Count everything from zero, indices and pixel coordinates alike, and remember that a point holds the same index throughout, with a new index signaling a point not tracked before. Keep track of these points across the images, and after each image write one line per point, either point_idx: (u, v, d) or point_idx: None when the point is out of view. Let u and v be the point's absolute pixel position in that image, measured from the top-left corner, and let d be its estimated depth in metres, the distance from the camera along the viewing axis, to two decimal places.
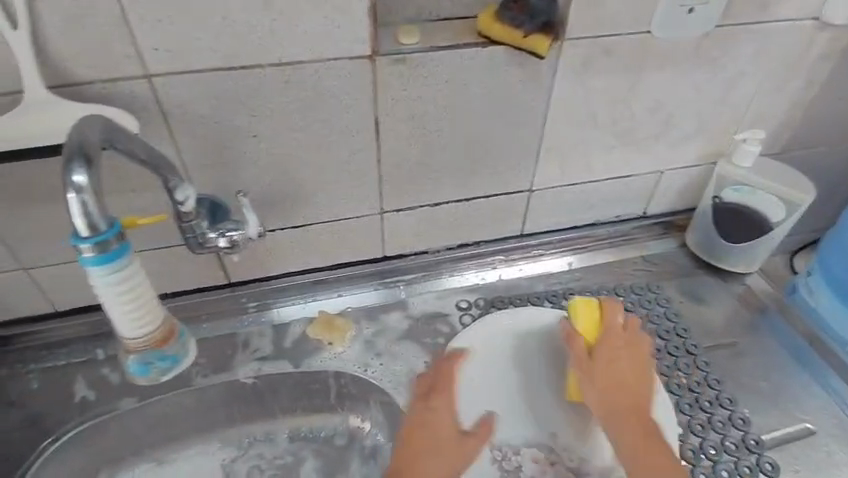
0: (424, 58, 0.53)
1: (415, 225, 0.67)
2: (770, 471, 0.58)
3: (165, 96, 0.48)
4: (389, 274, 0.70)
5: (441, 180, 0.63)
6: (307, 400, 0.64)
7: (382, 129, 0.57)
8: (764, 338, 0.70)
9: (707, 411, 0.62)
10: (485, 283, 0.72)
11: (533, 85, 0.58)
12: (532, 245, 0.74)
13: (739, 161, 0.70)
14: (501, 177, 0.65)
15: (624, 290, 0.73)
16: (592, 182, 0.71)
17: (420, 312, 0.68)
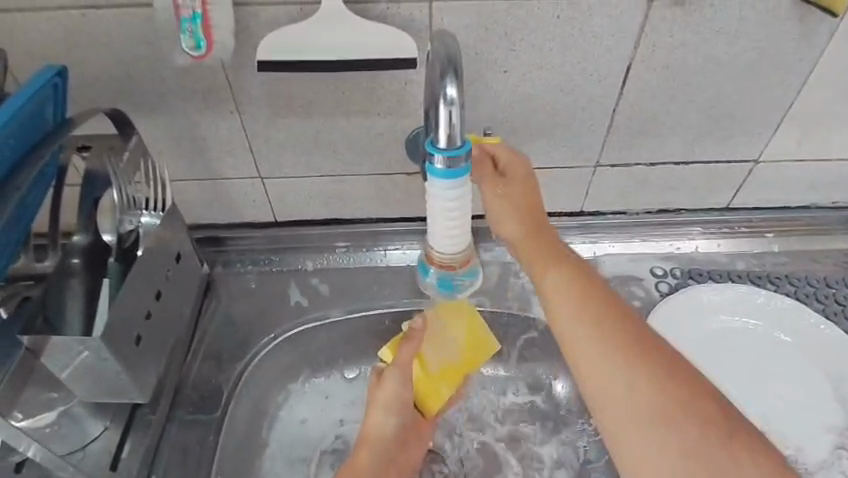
0: (705, 3, 0.49)
1: (623, 183, 0.65)
2: None
3: (439, 23, 0.49)
4: (582, 230, 0.68)
5: (667, 139, 0.60)
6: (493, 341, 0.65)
7: (631, 77, 0.54)
8: None
9: None
10: (680, 253, 0.68)
11: (806, 46, 0.53)
12: (735, 220, 0.70)
13: None
14: (731, 142, 0.61)
15: (837, 282, 0.67)
16: (825, 161, 0.64)
17: (612, 273, 0.67)
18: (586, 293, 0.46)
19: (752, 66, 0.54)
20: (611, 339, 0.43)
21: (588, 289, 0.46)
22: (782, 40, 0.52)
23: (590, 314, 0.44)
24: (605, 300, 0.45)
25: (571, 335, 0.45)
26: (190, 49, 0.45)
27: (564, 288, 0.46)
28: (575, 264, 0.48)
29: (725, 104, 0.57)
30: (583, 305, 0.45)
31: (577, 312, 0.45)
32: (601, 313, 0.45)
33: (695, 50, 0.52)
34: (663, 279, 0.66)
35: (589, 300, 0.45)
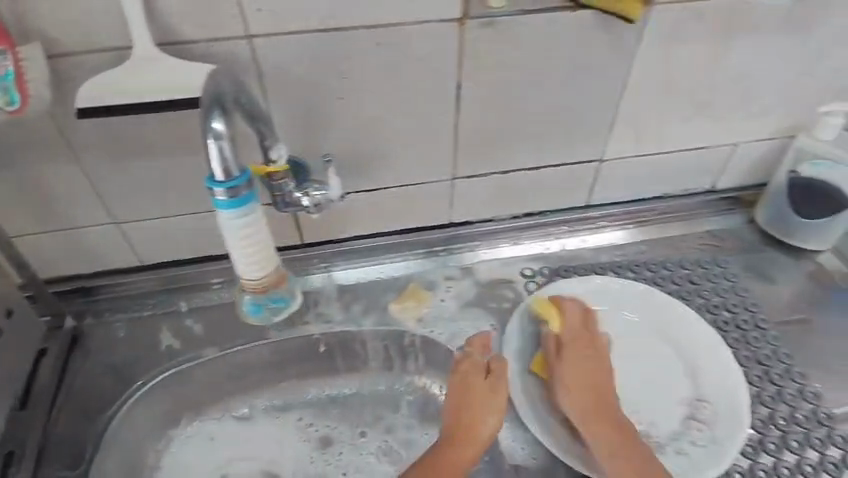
0: (512, 21, 0.52)
1: (484, 192, 0.68)
2: (844, 444, 0.54)
3: (262, 57, 0.50)
4: (454, 241, 0.72)
5: (513, 147, 0.64)
6: (376, 355, 0.67)
7: (462, 94, 0.57)
8: (836, 317, 0.67)
9: (776, 384, 0.58)
10: (549, 252, 0.72)
11: (618, 53, 0.57)
12: (596, 217, 0.75)
13: (821, 136, 0.66)
14: (573, 145, 0.65)
15: (691, 264, 0.71)
16: (665, 154, 0.69)
17: (485, 279, 0.69)
18: (591, 365, 0.56)
19: (572, 75, 0.58)
20: (584, 373, 0.55)
21: (590, 395, 0.54)
22: (594, 49, 0.56)
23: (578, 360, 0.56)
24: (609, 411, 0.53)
25: (597, 397, 0.54)
26: (4, 103, 0.45)
27: (606, 375, 0.56)
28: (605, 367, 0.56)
29: (557, 110, 0.61)
30: (592, 360, 0.56)
31: (579, 405, 0.54)
32: (605, 418, 0.53)
33: (515, 64, 0.56)
34: (531, 278, 0.69)
35: (588, 401, 0.54)
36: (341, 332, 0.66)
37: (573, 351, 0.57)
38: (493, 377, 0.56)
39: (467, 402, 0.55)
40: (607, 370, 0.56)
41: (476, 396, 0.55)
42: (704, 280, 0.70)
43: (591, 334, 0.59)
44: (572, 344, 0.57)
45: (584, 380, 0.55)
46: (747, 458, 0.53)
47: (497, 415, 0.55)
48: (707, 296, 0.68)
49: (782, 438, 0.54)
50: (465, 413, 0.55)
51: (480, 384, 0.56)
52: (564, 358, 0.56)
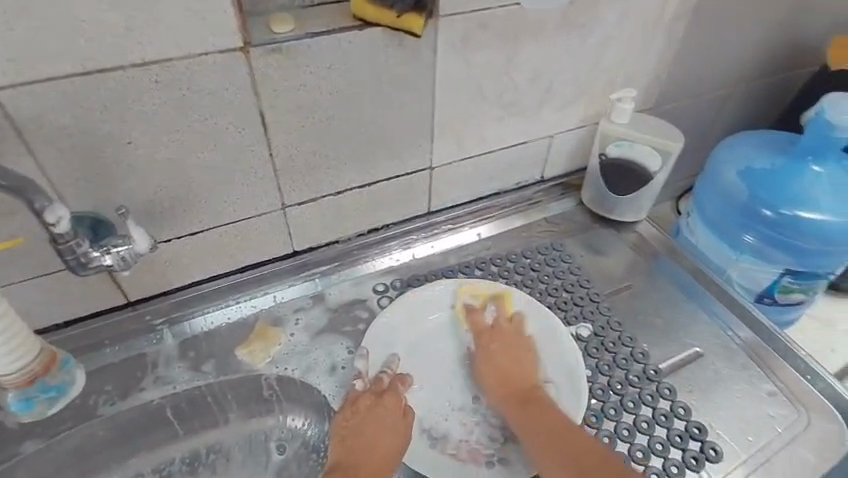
0: (300, 45, 0.52)
1: (320, 216, 0.67)
2: (669, 395, 0.59)
3: (18, 110, 0.44)
4: (302, 269, 0.70)
5: (338, 168, 0.63)
6: (237, 406, 0.62)
7: (268, 122, 0.55)
8: (656, 279, 0.74)
9: (611, 351, 0.63)
10: (400, 264, 0.73)
11: (418, 66, 0.59)
12: (441, 221, 0.77)
13: (617, 119, 0.74)
14: (398, 157, 0.66)
15: (532, 252, 0.75)
16: (488, 153, 0.73)
17: (337, 302, 0.68)
18: (509, 355, 0.60)
19: (377, 90, 0.59)
20: (509, 364, 0.59)
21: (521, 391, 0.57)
22: (392, 64, 0.57)
23: (506, 357, 0.60)
24: (531, 389, 0.57)
25: (515, 384, 0.58)
26: None
27: (531, 363, 0.59)
28: (522, 353, 0.60)
29: (372, 125, 0.61)
30: (506, 353, 0.60)
31: (502, 391, 0.57)
32: (525, 399, 0.56)
33: (316, 87, 0.55)
34: (384, 293, 0.68)
35: (505, 385, 0.58)
36: (189, 390, 0.61)
37: (497, 344, 0.61)
38: (387, 406, 0.56)
39: (362, 428, 0.54)
40: (528, 360, 0.60)
41: (375, 426, 0.54)
42: (544, 265, 0.74)
43: (521, 336, 0.61)
44: (489, 342, 0.61)
45: (501, 372, 0.58)
46: (592, 428, 0.56)
47: (396, 442, 0.53)
48: (548, 280, 0.72)
49: (619, 401, 0.58)
50: (360, 437, 0.54)
51: (374, 409, 0.55)
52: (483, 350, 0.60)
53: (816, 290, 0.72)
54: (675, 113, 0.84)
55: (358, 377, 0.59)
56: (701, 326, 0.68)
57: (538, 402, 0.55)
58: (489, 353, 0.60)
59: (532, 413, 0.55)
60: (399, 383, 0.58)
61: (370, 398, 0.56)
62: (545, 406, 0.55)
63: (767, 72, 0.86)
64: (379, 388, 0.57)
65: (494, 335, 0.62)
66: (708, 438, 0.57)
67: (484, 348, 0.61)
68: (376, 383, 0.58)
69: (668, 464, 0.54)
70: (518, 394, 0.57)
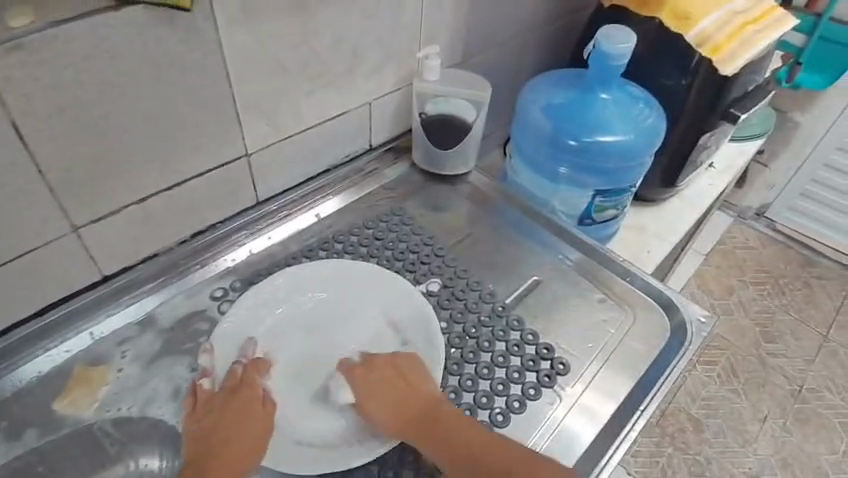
0: (44, 35, 0.44)
1: (126, 230, 0.59)
2: (518, 325, 0.63)
3: None
4: (121, 294, 0.61)
5: (134, 173, 0.56)
6: (77, 464, 0.52)
7: (25, 133, 0.47)
8: (493, 223, 0.78)
9: (461, 299, 0.66)
10: (237, 265, 0.67)
11: (200, 44, 0.53)
12: (274, 209, 0.72)
13: (429, 76, 0.75)
14: (206, 149, 0.60)
15: (374, 222, 0.75)
16: (309, 129, 0.70)
17: (171, 320, 0.61)
18: (391, 387, 0.54)
19: (158, 77, 0.52)
20: (395, 399, 0.53)
21: (427, 418, 0.53)
22: (167, 46, 0.51)
23: (399, 394, 0.54)
24: (424, 409, 0.53)
25: (407, 410, 0.53)
26: None
27: (417, 387, 0.54)
28: (413, 381, 0.55)
29: (163, 118, 0.54)
30: (391, 384, 0.54)
31: (403, 428, 0.52)
32: (429, 423, 0.53)
33: (77, 83, 0.47)
34: (224, 298, 0.63)
35: (396, 415, 0.53)
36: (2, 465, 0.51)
37: (378, 379, 0.55)
38: (242, 398, 0.52)
39: (216, 427, 0.51)
40: (420, 384, 0.55)
41: (227, 420, 0.51)
42: (387, 232, 0.74)
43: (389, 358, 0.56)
44: (363, 384, 0.55)
45: (391, 404, 0.53)
46: (454, 376, 0.58)
47: (252, 433, 0.51)
48: (393, 245, 0.72)
49: (476, 343, 0.61)
50: (213, 436, 0.51)
51: (228, 406, 0.52)
52: (397, 374, 0.55)
53: (624, 204, 0.81)
54: (482, 65, 0.87)
55: (205, 375, 0.55)
56: (537, 257, 0.74)
57: (458, 425, 0.52)
58: (369, 394, 0.54)
59: (452, 443, 0.51)
60: (254, 372, 0.55)
61: (223, 394, 0.53)
62: (464, 426, 0.52)
63: (553, 16, 0.94)
64: (234, 381, 0.54)
65: (371, 366, 0.56)
66: (555, 355, 0.62)
67: (365, 392, 0.54)
68: (230, 376, 0.54)
69: (525, 388, 0.58)
70: (419, 429, 0.52)
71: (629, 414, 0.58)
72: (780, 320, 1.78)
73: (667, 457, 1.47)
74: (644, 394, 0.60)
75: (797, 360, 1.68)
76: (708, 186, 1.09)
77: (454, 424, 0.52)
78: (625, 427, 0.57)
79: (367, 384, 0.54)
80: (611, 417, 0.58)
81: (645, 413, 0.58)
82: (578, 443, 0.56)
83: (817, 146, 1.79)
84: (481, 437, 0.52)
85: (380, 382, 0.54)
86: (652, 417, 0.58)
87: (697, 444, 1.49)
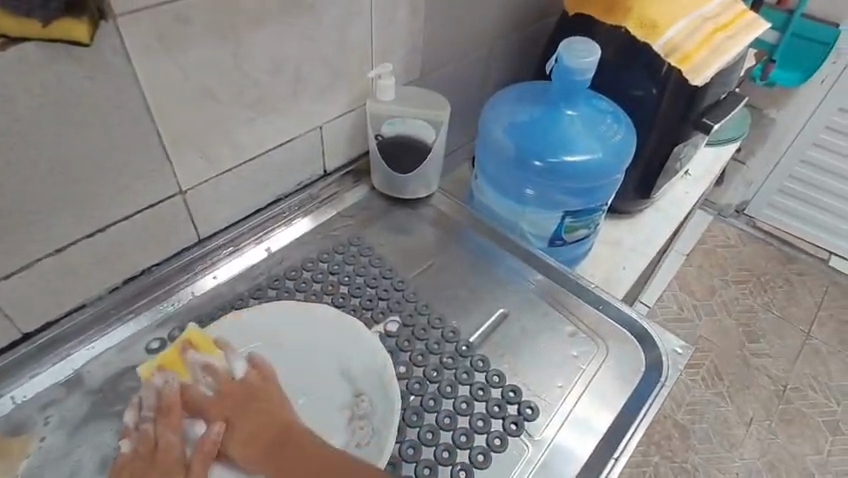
0: None
1: (45, 283, 0.53)
2: (483, 366, 0.59)
3: None
4: (45, 352, 0.56)
5: (47, 223, 0.50)
6: None
7: None
8: (458, 249, 0.74)
9: (422, 339, 0.61)
10: (176, 310, 0.62)
11: (111, 79, 0.47)
12: (219, 246, 0.67)
13: (383, 97, 0.70)
14: (131, 190, 0.54)
15: (330, 254, 0.70)
16: (252, 159, 0.64)
17: (102, 379, 0.56)
18: (263, 408, 0.50)
19: (65, 117, 0.46)
20: (260, 416, 0.49)
21: (278, 440, 0.49)
22: (71, 83, 0.45)
23: (260, 416, 0.49)
24: (279, 430, 0.49)
25: (264, 429, 0.49)
26: None
27: (280, 407, 0.50)
28: (278, 399, 0.51)
29: (75, 161, 0.49)
30: (253, 405, 0.50)
31: (251, 453, 0.48)
32: (280, 448, 0.48)
33: None
34: (161, 351, 0.58)
35: (252, 441, 0.49)
36: None
37: (241, 398, 0.50)
38: (163, 466, 0.46)
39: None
40: (283, 403, 0.51)
41: None
42: (344, 265, 0.69)
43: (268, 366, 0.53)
44: (228, 400, 0.50)
45: (255, 423, 0.49)
46: (413, 428, 0.54)
47: None
48: (349, 280, 0.67)
49: (437, 389, 0.57)
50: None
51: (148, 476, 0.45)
52: (242, 393, 0.50)
53: (595, 223, 0.77)
54: (442, 80, 0.83)
55: (126, 435, 0.48)
56: (504, 286, 0.69)
57: (306, 457, 0.48)
58: (227, 408, 0.49)
59: (303, 472, 0.48)
60: (169, 430, 0.47)
61: (136, 461, 0.46)
62: (315, 455, 0.48)
63: (516, 25, 0.89)
64: (150, 445, 0.47)
65: (246, 387, 0.51)
66: (523, 398, 0.57)
67: (232, 405, 0.49)
68: (145, 438, 0.47)
69: (491, 438, 0.54)
70: (265, 457, 0.48)
71: (603, 462, 0.54)
72: (762, 319, 1.76)
73: (654, 466, 1.44)
74: (618, 438, 0.56)
75: (780, 359, 1.67)
76: (684, 195, 1.06)
77: (309, 454, 0.48)
78: (599, 477, 0.53)
79: (224, 399, 0.50)
80: (584, 464, 0.54)
81: (620, 460, 0.54)
82: (567, 467, 0.53)
83: (793, 142, 1.78)
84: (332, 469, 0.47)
85: (246, 397, 0.50)
86: (627, 464, 0.54)
87: (683, 452, 1.46)
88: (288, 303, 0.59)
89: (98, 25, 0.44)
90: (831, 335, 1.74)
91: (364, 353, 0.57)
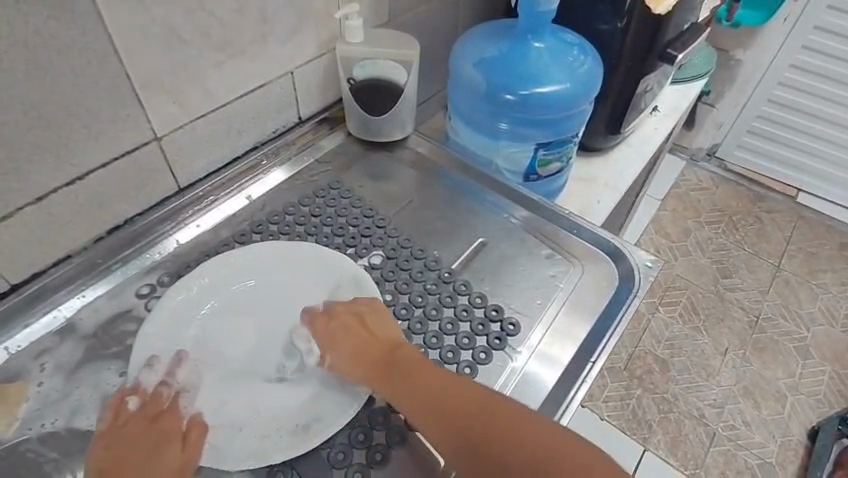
0: None
1: (28, 234, 0.53)
2: (466, 290, 0.62)
3: None
4: (35, 302, 0.56)
5: (23, 171, 0.50)
6: None
7: None
8: (435, 187, 0.75)
9: (405, 269, 0.63)
10: (163, 258, 0.63)
11: (77, 19, 0.47)
12: (200, 195, 0.67)
13: (353, 39, 0.71)
14: (106, 136, 0.55)
15: (310, 198, 0.71)
16: (225, 105, 0.65)
17: (94, 326, 0.57)
18: (351, 331, 0.54)
19: (33, 60, 0.46)
20: (350, 348, 0.53)
21: (411, 370, 0.51)
22: (36, 23, 0.45)
23: (387, 341, 0.54)
24: (387, 355, 0.53)
25: (384, 356, 0.53)
26: None
27: (375, 330, 0.54)
28: (379, 328, 0.54)
29: (46, 106, 0.49)
30: (350, 331, 0.54)
31: (368, 368, 0.52)
32: (387, 367, 0.52)
33: None
34: (151, 295, 0.60)
35: (362, 361, 0.53)
36: None
37: (337, 325, 0.55)
38: (164, 430, 0.47)
39: (138, 451, 0.46)
40: (389, 330, 0.55)
41: (140, 449, 0.46)
42: (325, 208, 0.70)
43: (361, 303, 0.57)
44: (329, 328, 0.55)
45: (351, 346, 0.53)
46: None
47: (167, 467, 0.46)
48: (331, 221, 0.68)
49: (423, 313, 0.59)
50: (128, 465, 0.45)
51: (149, 437, 0.47)
52: (373, 320, 0.55)
53: (568, 156, 0.79)
54: (411, 23, 0.83)
55: (135, 393, 0.50)
56: (483, 219, 0.71)
57: (458, 394, 0.48)
58: (331, 335, 0.54)
59: (430, 396, 0.49)
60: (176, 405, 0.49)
61: (132, 422, 0.48)
62: (455, 385, 0.49)
63: None
64: (156, 410, 0.49)
65: (334, 319, 0.56)
66: (505, 315, 0.60)
67: (357, 323, 0.55)
68: (154, 401, 0.49)
69: (476, 353, 0.57)
70: (381, 371, 0.52)
71: (582, 365, 0.57)
72: (735, 256, 1.83)
73: (637, 398, 1.51)
74: (595, 345, 0.59)
75: (753, 292, 1.74)
76: (654, 130, 1.08)
77: (433, 378, 0.50)
78: (578, 379, 0.56)
79: (324, 329, 0.55)
80: (565, 371, 0.57)
81: (597, 363, 0.57)
82: (549, 374, 0.57)
83: (760, 82, 1.82)
84: (485, 409, 0.47)
85: (355, 328, 0.54)
86: (604, 366, 0.57)
87: (664, 384, 1.54)
88: (269, 251, 0.61)
89: None
90: (800, 267, 1.81)
91: (348, 285, 0.59)
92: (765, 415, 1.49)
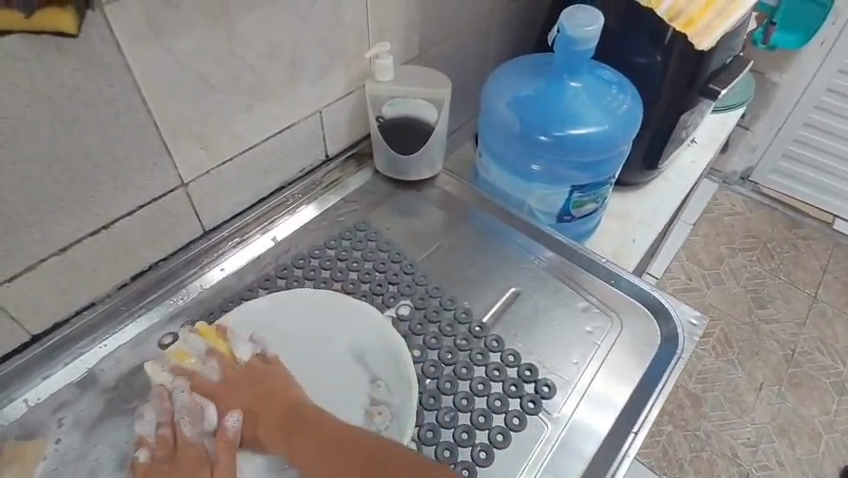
0: None
1: (51, 284, 0.52)
2: (498, 347, 0.59)
3: None
4: (57, 352, 0.55)
5: (45, 222, 0.49)
6: None
7: None
8: (464, 229, 0.73)
9: (434, 322, 0.61)
10: (186, 304, 0.62)
11: (104, 72, 0.46)
12: (224, 238, 0.66)
13: (382, 77, 0.69)
14: (131, 185, 0.53)
15: (335, 240, 0.69)
16: (252, 147, 0.63)
17: (116, 378, 0.55)
18: (257, 390, 0.51)
19: (58, 113, 0.45)
20: (259, 397, 0.51)
21: (290, 420, 0.50)
22: (61, 76, 0.44)
23: (268, 395, 0.51)
24: (289, 415, 0.50)
25: (284, 413, 0.50)
26: None
27: (284, 384, 0.52)
28: (273, 375, 0.52)
29: (71, 158, 0.48)
30: (262, 387, 0.51)
31: (270, 430, 0.49)
32: (291, 424, 0.50)
33: None
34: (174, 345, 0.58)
35: (271, 419, 0.50)
36: None
37: (243, 387, 0.51)
38: (185, 463, 0.46)
39: None
40: (292, 387, 0.52)
41: None
42: (351, 252, 0.68)
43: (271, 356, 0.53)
44: (237, 379, 0.52)
45: (257, 399, 0.51)
46: (431, 411, 0.53)
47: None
48: (357, 266, 0.66)
49: (453, 371, 0.56)
50: None
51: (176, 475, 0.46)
52: (266, 373, 0.52)
53: (604, 197, 0.75)
54: (441, 57, 0.81)
55: (143, 445, 0.48)
56: (515, 265, 0.68)
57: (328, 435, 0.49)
58: (231, 386, 0.51)
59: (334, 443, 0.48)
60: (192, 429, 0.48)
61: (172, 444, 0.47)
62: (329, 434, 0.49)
63: None
64: (170, 446, 0.47)
65: (245, 372, 0.52)
66: (540, 376, 0.57)
67: (229, 386, 0.51)
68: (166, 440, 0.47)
69: (509, 418, 0.53)
70: (279, 431, 0.49)
71: (622, 436, 0.54)
72: (770, 285, 1.76)
73: (667, 435, 1.45)
74: (637, 412, 0.55)
75: (789, 324, 1.66)
76: (690, 163, 1.04)
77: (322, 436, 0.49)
78: (618, 452, 0.53)
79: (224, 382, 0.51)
80: (604, 441, 0.54)
81: (639, 435, 0.54)
82: (587, 444, 0.53)
83: (796, 107, 1.75)
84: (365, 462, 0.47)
85: (245, 386, 0.52)
86: (647, 437, 0.53)
87: (695, 420, 1.47)
88: (296, 299, 0.59)
89: (84, 14, 0.42)
90: (837, 297, 1.73)
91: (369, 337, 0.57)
92: (801, 455, 1.42)
